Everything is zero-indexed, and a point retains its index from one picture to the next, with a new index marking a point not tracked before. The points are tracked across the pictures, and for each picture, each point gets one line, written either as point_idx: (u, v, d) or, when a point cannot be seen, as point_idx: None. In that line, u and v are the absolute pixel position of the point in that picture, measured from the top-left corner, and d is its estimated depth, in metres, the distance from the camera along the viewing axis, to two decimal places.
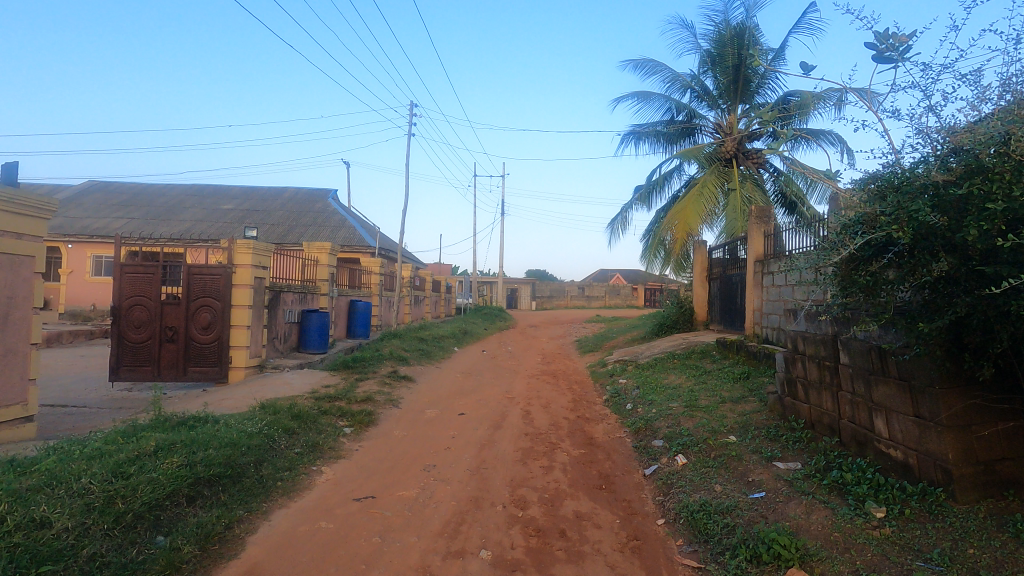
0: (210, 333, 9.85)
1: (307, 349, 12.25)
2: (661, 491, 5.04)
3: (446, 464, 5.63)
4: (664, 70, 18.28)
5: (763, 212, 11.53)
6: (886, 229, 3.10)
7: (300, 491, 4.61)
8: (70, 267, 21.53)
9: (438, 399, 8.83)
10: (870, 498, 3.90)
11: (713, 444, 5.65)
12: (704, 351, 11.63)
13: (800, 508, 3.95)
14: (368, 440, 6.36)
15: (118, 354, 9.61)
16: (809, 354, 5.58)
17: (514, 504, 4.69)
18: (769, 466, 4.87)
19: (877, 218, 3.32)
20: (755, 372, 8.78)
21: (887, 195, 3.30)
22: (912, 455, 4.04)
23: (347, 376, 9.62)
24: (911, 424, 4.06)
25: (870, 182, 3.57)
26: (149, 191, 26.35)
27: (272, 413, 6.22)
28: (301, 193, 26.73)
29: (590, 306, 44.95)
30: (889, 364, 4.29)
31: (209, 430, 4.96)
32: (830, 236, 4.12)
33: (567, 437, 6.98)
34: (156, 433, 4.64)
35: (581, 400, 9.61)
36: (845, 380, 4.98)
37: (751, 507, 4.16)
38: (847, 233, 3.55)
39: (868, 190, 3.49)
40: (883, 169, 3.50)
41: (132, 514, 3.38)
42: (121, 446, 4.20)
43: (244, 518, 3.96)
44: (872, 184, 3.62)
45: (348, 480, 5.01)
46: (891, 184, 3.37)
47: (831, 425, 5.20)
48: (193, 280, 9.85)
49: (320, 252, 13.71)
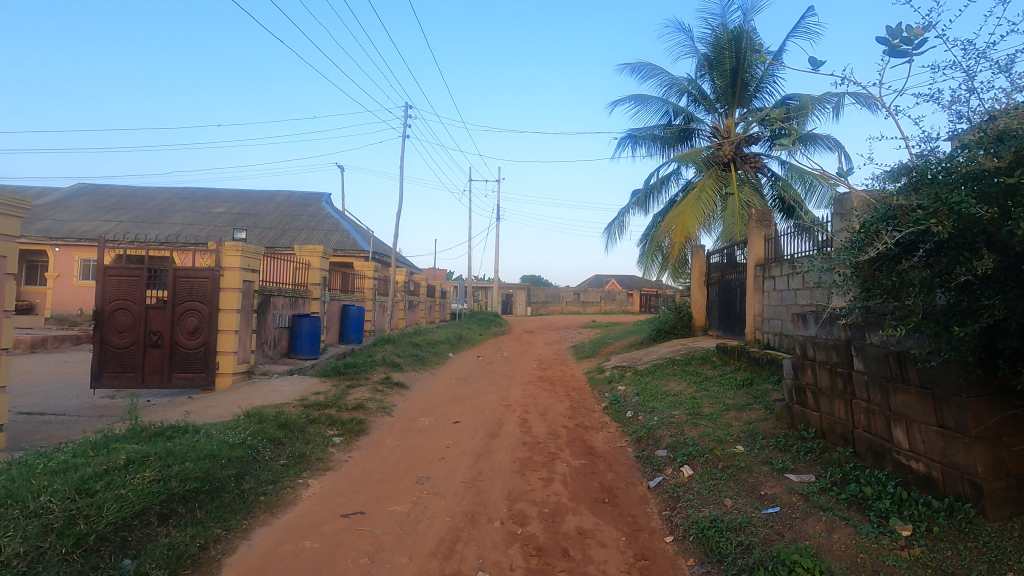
0: (196, 338, 9.53)
1: (297, 355, 11.94)
2: (667, 505, 4.78)
3: (441, 476, 5.34)
4: (661, 73, 18.16)
5: (763, 216, 11.35)
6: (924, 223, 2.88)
7: (285, 506, 4.32)
8: (57, 271, 21.09)
9: (432, 406, 8.54)
10: (894, 514, 3.66)
11: (720, 453, 5.41)
12: (705, 357, 11.39)
13: (819, 526, 3.71)
14: (358, 450, 6.06)
15: (100, 360, 9.27)
16: (820, 360, 5.35)
17: (513, 520, 4.41)
18: (782, 478, 4.62)
19: (911, 212, 3.11)
20: (758, 379, 8.54)
21: (923, 188, 3.09)
22: (935, 467, 3.80)
23: (339, 383, 9.32)
24: (934, 435, 3.83)
25: (901, 175, 3.36)
26: (140, 194, 25.97)
27: (257, 422, 5.91)
28: (294, 197, 26.42)
29: (585, 311, 44.68)
30: (909, 370, 4.07)
31: (187, 440, 4.66)
32: (851, 235, 3.90)
33: (566, 447, 6.71)
34: (130, 445, 4.34)
35: (580, 407, 9.33)
36: (860, 388, 4.75)
37: (765, 524, 3.92)
38: (874, 230, 3.34)
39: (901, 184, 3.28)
40: (916, 161, 3.30)
41: (95, 536, 3.09)
42: (90, 459, 3.90)
43: (222, 537, 3.68)
44: (902, 178, 3.41)
45: (337, 494, 4.73)
46: (925, 176, 3.16)
47: (844, 435, 4.96)
48: (179, 283, 9.54)
49: (311, 256, 13.42)
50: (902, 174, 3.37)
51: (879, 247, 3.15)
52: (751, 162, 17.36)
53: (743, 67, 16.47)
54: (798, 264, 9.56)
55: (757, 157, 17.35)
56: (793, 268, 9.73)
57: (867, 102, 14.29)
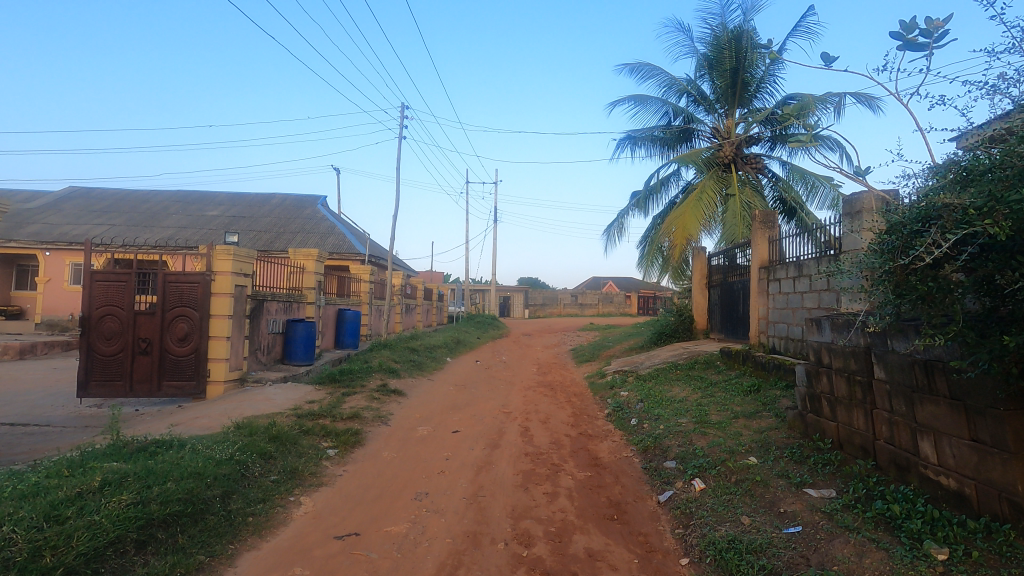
0: (186, 345, 9.24)
1: (292, 361, 11.65)
2: (680, 522, 4.54)
3: (440, 492, 5.08)
4: (660, 74, 17.97)
5: (767, 217, 11.14)
6: (979, 221, 2.66)
7: (274, 528, 4.06)
8: (48, 276, 20.74)
9: (430, 415, 8.26)
10: (927, 535, 3.43)
11: (733, 466, 5.17)
12: (709, 361, 11.14)
13: (847, 548, 3.49)
14: (353, 463, 5.79)
15: (86, 368, 8.99)
16: (836, 367, 5.12)
17: (518, 541, 4.15)
18: (801, 493, 4.39)
19: (961, 210, 2.89)
20: (766, 385, 8.29)
21: (976, 183, 2.87)
22: (968, 484, 3.57)
23: (334, 391, 9.04)
24: (966, 449, 3.59)
25: (949, 170, 3.15)
26: (133, 197, 25.64)
27: (248, 435, 5.64)
28: (289, 200, 26.11)
29: (584, 314, 44.33)
30: (938, 381, 3.84)
31: (171, 458, 4.39)
32: (880, 237, 3.67)
33: (570, 458, 6.45)
34: (109, 463, 4.07)
35: (582, 414, 9.08)
36: (881, 397, 4.52)
37: (788, 546, 3.70)
38: (918, 229, 3.12)
39: (950, 179, 3.07)
40: (967, 155, 3.09)
41: (62, 570, 2.83)
42: (64, 479, 3.64)
43: (205, 564, 3.41)
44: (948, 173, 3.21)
45: (331, 514, 4.46)
46: (976, 172, 2.95)
47: (865, 447, 4.71)
48: (169, 288, 9.25)
49: (306, 260, 13.13)
50: (949, 169, 3.16)
51: (925, 248, 2.92)
52: (751, 163, 17.19)
53: (743, 67, 16.29)
54: (804, 266, 9.37)
55: (758, 158, 17.18)
56: (799, 269, 9.53)
57: (868, 101, 14.11)
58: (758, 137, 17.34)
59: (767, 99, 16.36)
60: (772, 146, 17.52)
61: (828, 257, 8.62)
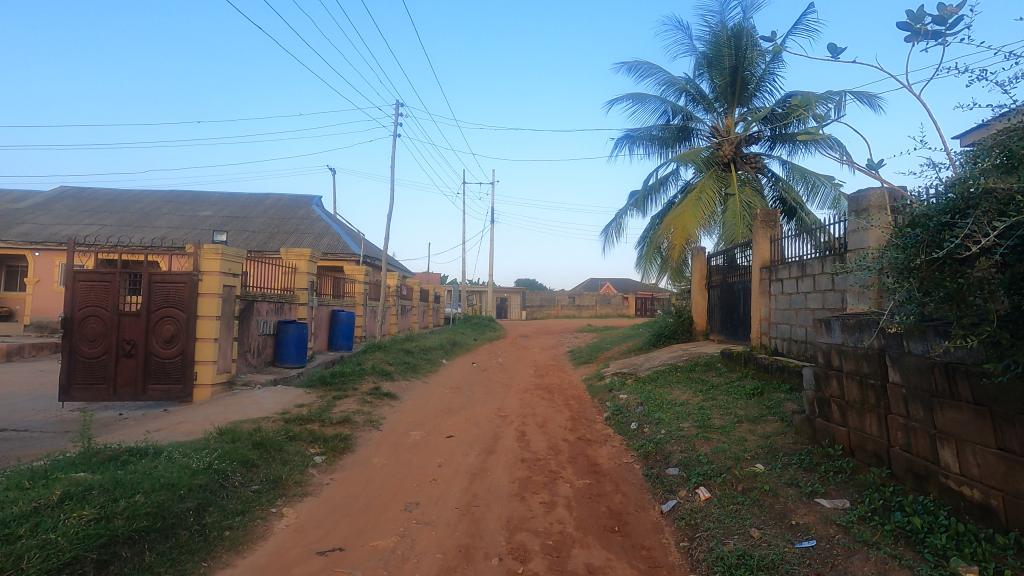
0: (173, 347, 8.96)
1: (283, 363, 11.37)
2: (685, 534, 4.30)
3: (432, 502, 4.82)
4: (659, 72, 17.78)
5: (768, 216, 10.93)
6: None
7: (253, 543, 3.79)
8: (37, 277, 20.40)
9: (423, 419, 8.00)
10: (954, 552, 3.18)
11: (739, 473, 4.94)
12: (709, 363, 10.91)
13: (867, 567, 3.26)
14: (341, 471, 5.52)
15: (69, 371, 8.70)
16: (847, 370, 4.88)
17: (512, 556, 3.89)
18: (813, 504, 4.15)
19: (1004, 198, 2.66)
20: (770, 388, 8.07)
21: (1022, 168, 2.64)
22: (996, 495, 3.33)
23: (325, 394, 8.77)
24: (992, 458, 3.36)
25: (990, 155, 2.93)
26: (125, 197, 25.29)
27: (230, 442, 5.38)
28: (284, 200, 25.82)
29: (581, 315, 44.15)
30: (960, 385, 3.60)
31: (143, 467, 4.12)
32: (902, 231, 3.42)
33: (568, 464, 6.20)
34: (75, 474, 3.80)
35: (581, 418, 8.83)
36: (897, 402, 4.28)
37: (802, 563, 3.47)
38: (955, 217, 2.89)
39: (992, 164, 2.85)
40: (1013, 136, 2.86)
41: None
42: (22, 493, 3.37)
43: None
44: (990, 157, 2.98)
45: (314, 526, 4.18)
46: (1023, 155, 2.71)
47: (878, 454, 4.48)
48: (154, 288, 8.97)
49: (299, 260, 12.86)
50: (993, 150, 2.93)
51: (964, 239, 2.69)
52: (751, 162, 16.99)
53: (743, 66, 16.11)
54: (807, 266, 9.14)
55: (758, 157, 16.97)
56: (802, 270, 9.31)
57: (868, 100, 13.95)
58: (758, 136, 17.16)
59: (767, 98, 16.17)
60: (772, 146, 17.34)
61: (832, 257, 8.39)
